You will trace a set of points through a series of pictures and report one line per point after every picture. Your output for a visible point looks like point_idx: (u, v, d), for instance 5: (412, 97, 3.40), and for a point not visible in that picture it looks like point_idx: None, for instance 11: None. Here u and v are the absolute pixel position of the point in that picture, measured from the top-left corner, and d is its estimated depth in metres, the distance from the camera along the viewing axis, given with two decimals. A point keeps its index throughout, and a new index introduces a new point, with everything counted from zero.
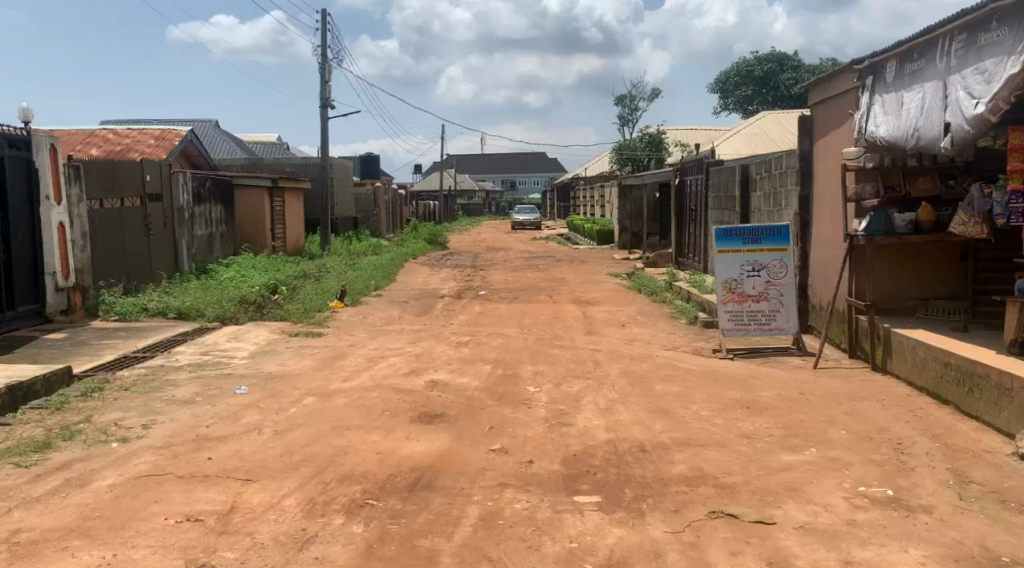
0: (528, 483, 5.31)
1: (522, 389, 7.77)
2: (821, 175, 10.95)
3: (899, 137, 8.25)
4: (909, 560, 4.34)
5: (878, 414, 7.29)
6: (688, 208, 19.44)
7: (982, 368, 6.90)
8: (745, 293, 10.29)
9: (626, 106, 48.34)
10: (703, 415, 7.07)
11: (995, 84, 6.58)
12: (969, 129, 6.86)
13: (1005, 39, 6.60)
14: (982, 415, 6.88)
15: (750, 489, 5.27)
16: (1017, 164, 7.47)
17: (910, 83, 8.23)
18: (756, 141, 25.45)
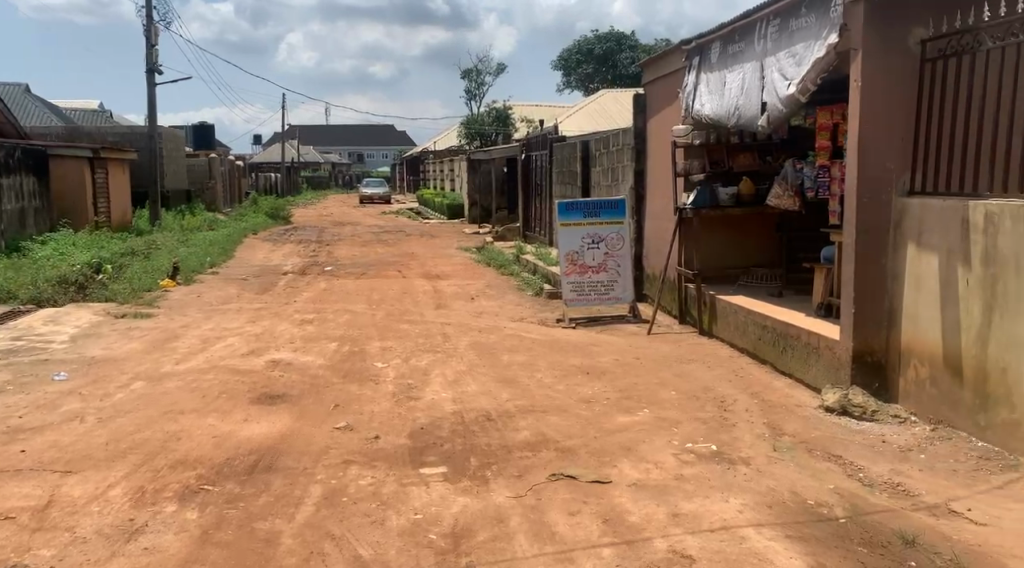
0: (373, 458, 5.33)
1: (368, 365, 7.75)
2: (654, 151, 11.45)
3: (722, 115, 8.77)
4: (729, 508, 4.68)
5: (706, 374, 7.80)
6: (534, 183, 19.81)
7: (793, 330, 7.50)
8: (585, 264, 10.65)
9: (472, 80, 48.51)
10: (546, 383, 7.32)
11: (803, 67, 7.08)
12: (783, 109, 7.37)
13: (812, 24, 7.10)
14: (794, 372, 7.50)
15: (588, 451, 5.52)
16: (825, 142, 8.12)
17: (731, 63, 8.73)
18: (598, 118, 26.18)
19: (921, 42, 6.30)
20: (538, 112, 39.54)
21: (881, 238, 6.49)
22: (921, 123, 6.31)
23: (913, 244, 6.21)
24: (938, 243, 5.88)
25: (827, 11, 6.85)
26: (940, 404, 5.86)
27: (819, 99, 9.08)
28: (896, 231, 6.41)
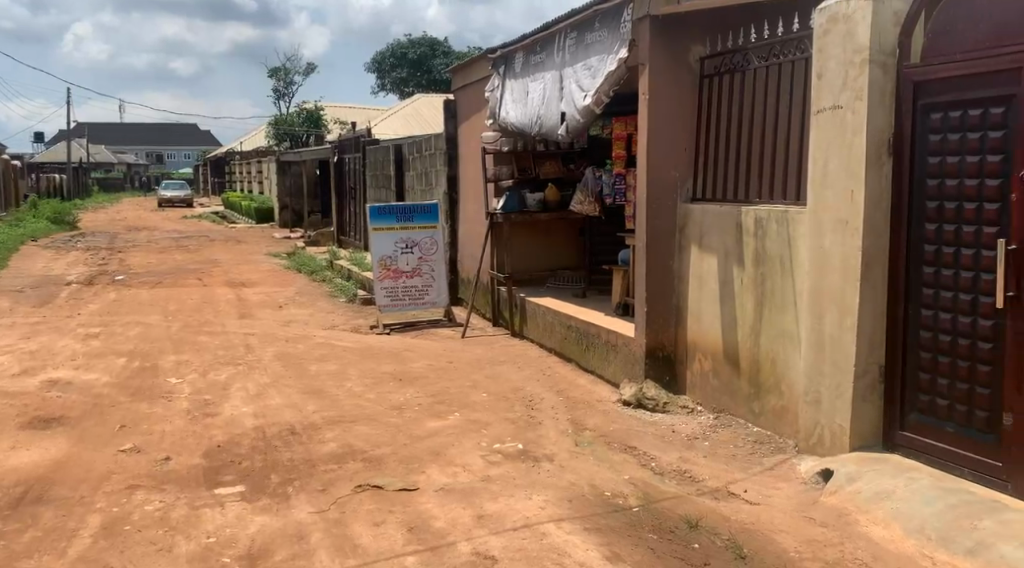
0: (162, 482, 5.03)
1: (161, 381, 7.31)
2: (464, 156, 11.59)
3: (526, 123, 9.01)
4: (532, 505, 4.80)
5: (515, 375, 7.98)
6: (347, 187, 19.46)
7: (595, 329, 7.83)
8: (399, 269, 10.57)
9: (280, 80, 47.00)
10: (355, 391, 7.21)
11: (598, 79, 7.41)
12: (580, 119, 7.68)
13: (605, 38, 7.45)
14: (596, 368, 7.84)
15: (396, 458, 5.49)
16: (621, 151, 8.53)
17: (533, 73, 9.00)
18: (411, 122, 26.08)
19: (699, 59, 6.78)
20: (350, 114, 38.90)
21: (669, 241, 6.90)
22: (702, 134, 6.78)
23: (695, 246, 6.65)
24: (717, 245, 6.34)
25: (618, 26, 7.21)
26: (721, 394, 6.32)
27: (615, 108, 9.48)
28: (681, 235, 6.85)
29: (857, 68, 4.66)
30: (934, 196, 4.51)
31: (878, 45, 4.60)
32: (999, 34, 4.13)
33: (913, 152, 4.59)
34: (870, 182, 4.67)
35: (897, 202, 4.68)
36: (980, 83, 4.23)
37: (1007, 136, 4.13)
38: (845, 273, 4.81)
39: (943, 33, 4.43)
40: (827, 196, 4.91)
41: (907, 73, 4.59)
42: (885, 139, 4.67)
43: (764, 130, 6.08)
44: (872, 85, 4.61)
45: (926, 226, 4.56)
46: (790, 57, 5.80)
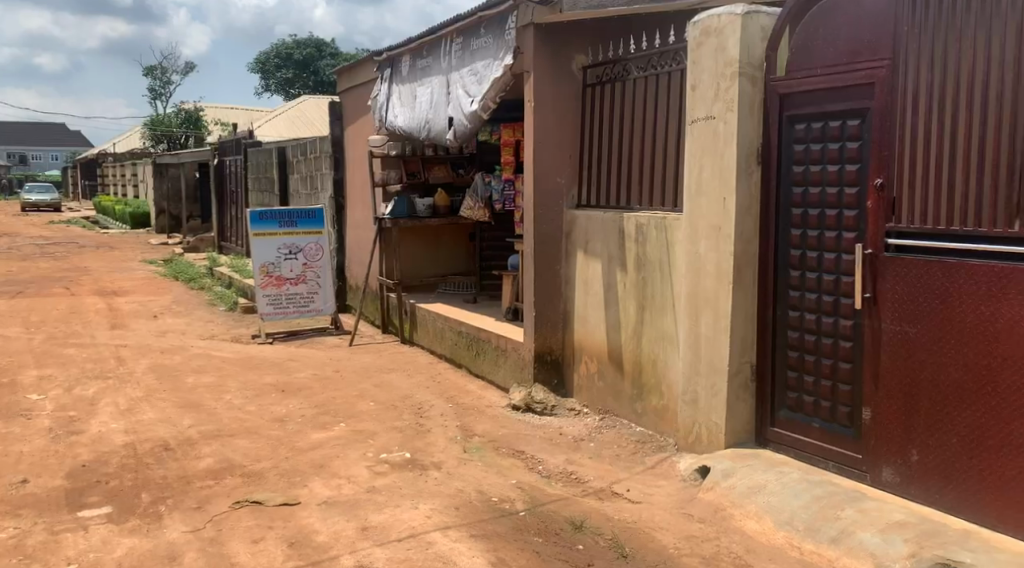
0: (18, 506, 4.73)
1: (21, 398, 6.88)
2: (350, 160, 11.41)
3: (413, 128, 8.95)
4: (418, 514, 4.75)
5: (403, 383, 7.91)
6: (228, 190, 18.84)
7: (485, 334, 7.85)
8: (282, 276, 10.33)
9: (156, 79, 45.09)
10: (235, 404, 6.98)
11: (484, 85, 7.44)
12: (467, 124, 7.69)
13: (490, 45, 7.48)
14: (486, 374, 7.86)
15: (277, 472, 5.35)
16: (509, 157, 8.58)
17: (420, 78, 8.95)
18: (296, 124, 25.49)
19: (582, 68, 6.90)
20: (232, 116, 37.69)
21: (556, 247, 6.99)
22: (586, 142, 6.91)
23: (581, 252, 6.76)
24: (601, 250, 6.47)
25: (502, 33, 7.26)
26: (606, 396, 6.45)
27: (503, 115, 9.59)
28: (568, 241, 6.95)
29: (728, 80, 4.85)
30: (799, 203, 4.70)
31: (746, 59, 4.81)
32: (856, 50, 4.32)
33: (779, 162, 4.79)
34: (741, 190, 4.88)
35: (765, 209, 4.90)
36: (839, 97, 4.42)
37: (863, 147, 4.31)
38: (718, 277, 5.00)
39: (805, 48, 4.61)
40: (702, 203, 5.09)
41: (774, 86, 4.78)
42: (755, 148, 4.89)
43: (644, 138, 6.23)
44: (742, 97, 4.82)
45: (792, 231, 4.76)
46: (667, 68, 5.96)
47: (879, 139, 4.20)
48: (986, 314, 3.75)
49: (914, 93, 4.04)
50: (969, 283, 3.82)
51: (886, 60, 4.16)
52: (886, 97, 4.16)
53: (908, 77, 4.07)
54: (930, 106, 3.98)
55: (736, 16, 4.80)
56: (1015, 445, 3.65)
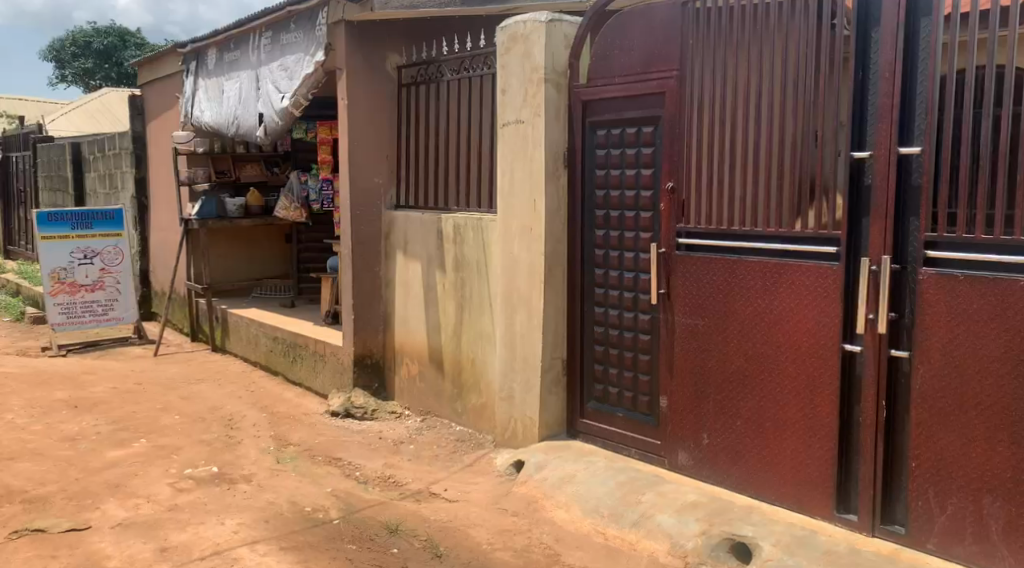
0: None
1: None
2: (153, 158, 10.77)
3: (221, 124, 8.57)
4: (224, 530, 4.57)
5: (213, 393, 7.56)
6: (15, 189, 17.25)
7: (301, 340, 7.65)
8: (76, 283, 9.56)
9: None
10: (19, 424, 6.42)
11: (295, 81, 7.25)
12: (279, 122, 7.47)
13: (301, 40, 7.30)
14: (304, 380, 7.66)
15: (65, 496, 4.97)
16: (326, 156, 8.40)
17: (228, 71, 8.60)
18: (96, 118, 23.71)
19: (396, 68, 6.84)
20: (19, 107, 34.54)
21: (373, 248, 6.92)
22: (401, 141, 6.87)
23: (400, 253, 6.74)
24: (418, 251, 6.48)
25: (313, 29, 7.09)
26: (427, 397, 6.47)
27: (317, 112, 9.34)
28: (386, 242, 6.90)
29: (535, 86, 5.00)
30: (603, 205, 4.91)
31: (551, 66, 4.97)
32: (648, 60, 4.55)
33: (584, 166, 4.99)
34: (550, 192, 5.04)
35: (572, 211, 5.08)
36: (636, 106, 4.66)
37: (656, 153, 4.58)
38: (531, 276, 5.14)
39: (604, 57, 4.80)
40: (514, 204, 5.22)
41: (577, 93, 4.97)
42: (561, 152, 5.06)
43: (457, 141, 6.27)
44: (549, 102, 4.98)
45: (597, 232, 4.96)
46: (478, 72, 6.01)
47: (670, 146, 4.45)
48: (762, 306, 4.06)
49: (700, 102, 4.30)
50: (748, 278, 4.12)
51: (674, 71, 4.41)
52: (675, 106, 4.42)
53: (693, 88, 4.33)
54: (712, 115, 4.24)
55: (540, 24, 4.94)
56: (789, 425, 3.98)
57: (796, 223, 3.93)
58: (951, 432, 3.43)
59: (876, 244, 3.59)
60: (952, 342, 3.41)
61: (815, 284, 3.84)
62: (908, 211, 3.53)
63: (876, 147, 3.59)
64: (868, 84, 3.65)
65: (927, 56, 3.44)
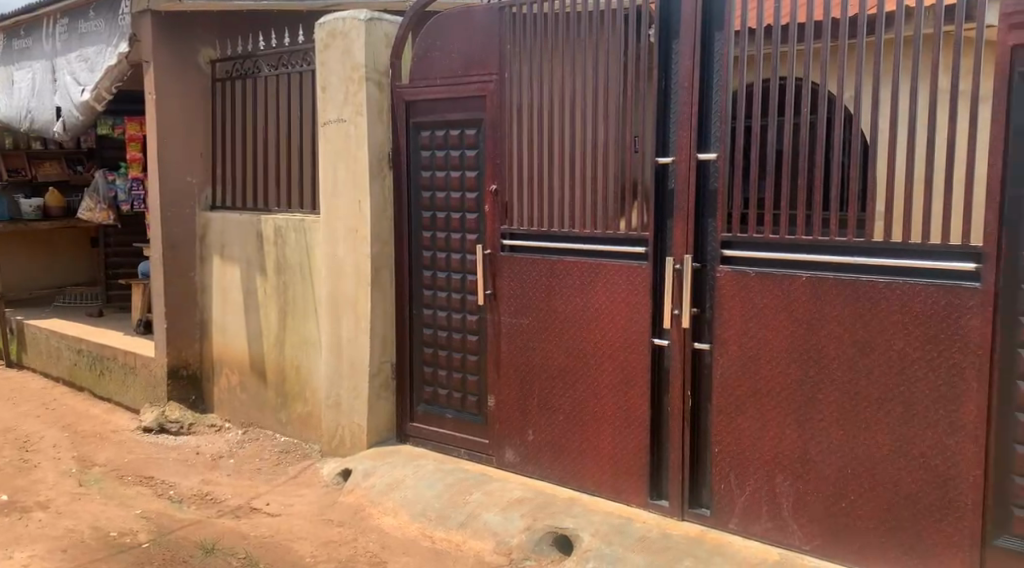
0: None
1: None
2: None
3: (11, 118, 7.87)
4: (14, 564, 4.19)
5: (7, 413, 6.93)
6: None
7: (109, 351, 7.15)
8: None
9: None
10: None
11: (96, 73, 6.78)
12: (78, 116, 6.95)
13: (101, 29, 6.82)
14: (113, 396, 7.16)
15: None
16: (136, 153, 7.91)
17: (18, 61, 7.91)
18: None
19: (210, 62, 6.50)
20: None
21: (188, 252, 6.57)
22: (217, 140, 6.54)
23: (218, 256, 6.43)
24: (237, 254, 6.21)
25: (114, 18, 6.64)
26: (249, 408, 6.22)
27: (124, 107, 8.76)
28: (202, 245, 6.58)
29: (355, 85, 4.92)
30: (428, 206, 4.90)
31: (371, 65, 4.90)
32: (469, 63, 4.57)
33: (408, 167, 4.96)
34: (374, 194, 4.97)
35: (397, 212, 5.03)
36: (458, 107, 4.67)
37: (479, 155, 4.61)
38: (356, 280, 5.05)
39: (425, 58, 4.78)
40: (337, 205, 5.11)
41: (399, 93, 4.93)
42: (385, 153, 5.01)
43: (275, 140, 6.04)
44: (370, 102, 4.91)
45: (423, 233, 4.95)
46: (297, 68, 5.81)
47: (493, 148, 4.50)
48: (578, 305, 4.19)
49: (519, 106, 4.37)
50: (566, 276, 4.24)
51: (493, 75, 4.46)
52: (496, 109, 4.47)
53: (513, 91, 4.39)
54: (532, 119, 4.32)
55: (360, 22, 4.86)
56: (606, 418, 4.13)
57: (609, 225, 4.08)
58: (749, 418, 3.67)
59: (680, 244, 3.79)
60: (747, 334, 3.65)
61: (626, 282, 4.01)
62: (707, 212, 3.75)
63: (678, 153, 3.79)
64: (670, 92, 3.84)
65: (722, 67, 3.67)
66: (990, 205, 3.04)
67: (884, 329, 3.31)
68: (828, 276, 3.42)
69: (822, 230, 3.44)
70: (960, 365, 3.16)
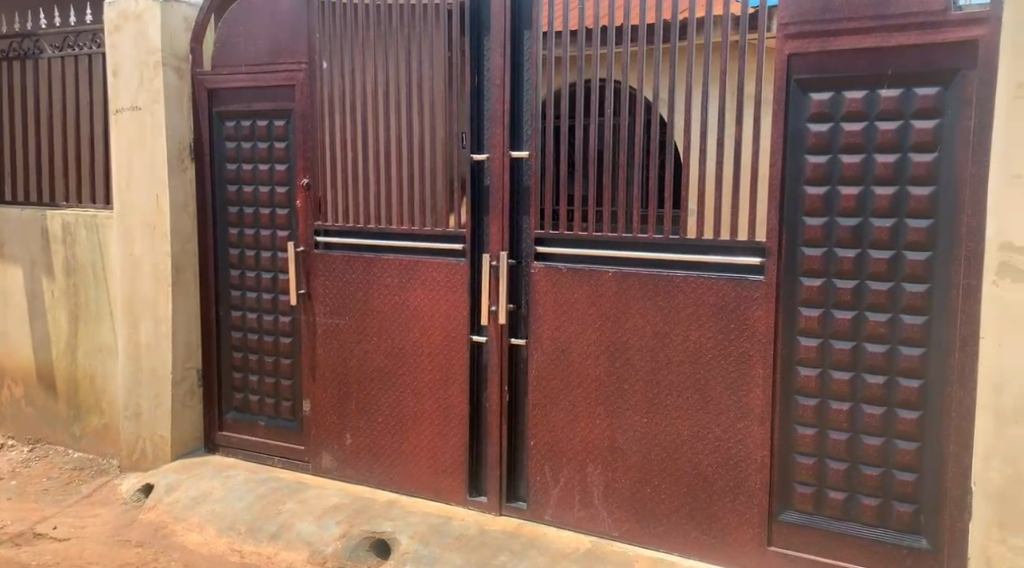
0: None
1: None
2: None
3: None
4: None
5: None
6: None
7: None
8: None
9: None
10: None
11: None
12: None
13: None
14: None
15: None
16: None
17: None
18: None
19: None
20: None
21: None
22: None
23: None
24: (18, 254, 5.62)
25: None
26: (36, 423, 5.68)
27: None
28: None
29: (151, 69, 4.57)
30: (235, 201, 4.64)
31: (168, 50, 4.57)
32: (276, 50, 4.36)
33: (212, 160, 4.68)
34: (175, 188, 4.64)
35: (201, 207, 4.73)
36: (264, 97, 4.45)
37: (289, 147, 4.42)
38: (156, 279, 4.70)
39: (228, 44, 4.52)
40: (133, 200, 4.74)
41: (201, 80, 4.64)
42: (186, 144, 4.69)
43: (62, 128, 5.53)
44: (168, 89, 4.58)
45: (230, 230, 4.69)
46: (84, 50, 5.35)
47: (303, 141, 4.32)
48: (397, 304, 4.10)
49: (330, 98, 4.21)
50: (382, 274, 4.14)
51: (303, 64, 4.28)
52: (306, 100, 4.29)
53: (323, 83, 4.22)
54: (343, 111, 4.18)
55: (154, 2, 4.53)
56: (423, 417, 4.08)
57: (424, 222, 4.01)
58: (561, 409, 3.73)
59: (496, 240, 3.79)
60: (558, 329, 3.70)
61: (444, 280, 3.96)
62: (522, 209, 3.78)
63: (492, 150, 3.77)
64: (483, 89, 3.82)
65: (531, 68, 3.69)
66: (773, 203, 3.24)
67: (683, 320, 3.45)
68: (633, 271, 3.53)
69: (628, 228, 3.55)
70: (749, 353, 3.34)
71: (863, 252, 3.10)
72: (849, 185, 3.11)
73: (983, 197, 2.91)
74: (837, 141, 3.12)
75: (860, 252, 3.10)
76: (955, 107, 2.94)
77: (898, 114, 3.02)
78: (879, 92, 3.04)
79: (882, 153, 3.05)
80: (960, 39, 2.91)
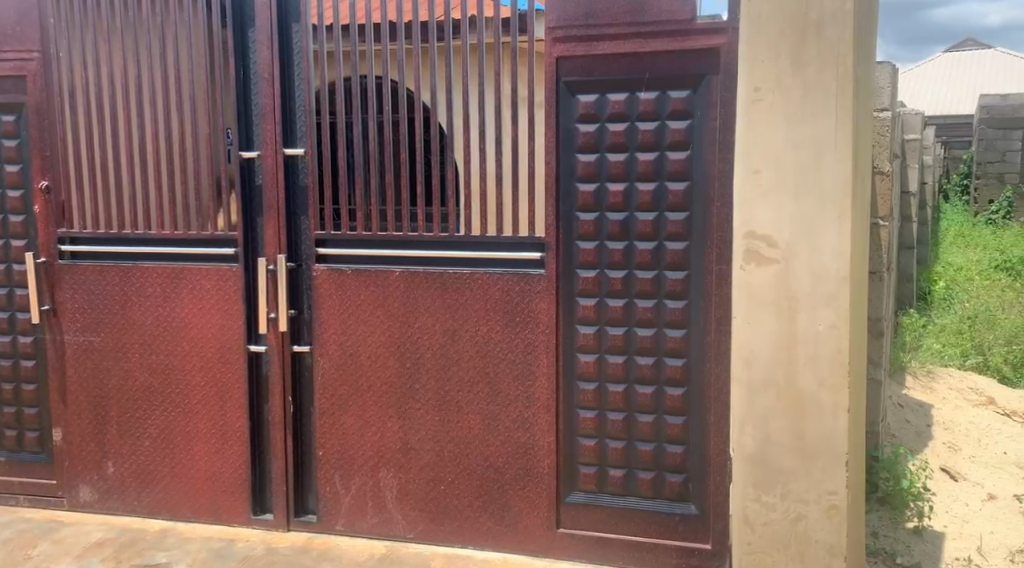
0: None
1: None
2: None
3: None
4: None
5: None
6: None
7: None
8: None
9: None
10: None
11: None
12: None
13: None
14: None
15: None
16: None
17: None
18: None
19: None
20: None
21: None
22: None
23: None
24: None
25: None
26: None
27: None
28: None
29: None
30: None
31: None
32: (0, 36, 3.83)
33: None
34: None
35: None
36: None
37: (22, 145, 3.89)
38: None
39: None
40: None
41: None
42: None
43: None
44: None
45: None
46: None
47: (39, 139, 3.84)
48: (162, 315, 3.79)
49: (72, 90, 3.79)
50: (143, 285, 3.80)
51: (34, 53, 3.80)
52: (41, 93, 3.82)
53: (61, 73, 3.78)
54: (88, 106, 3.77)
55: None
56: (197, 436, 3.80)
57: (188, 226, 3.74)
58: (350, 416, 3.64)
59: (271, 243, 3.61)
60: (343, 334, 3.61)
61: (215, 287, 3.71)
62: (299, 210, 3.63)
63: (263, 147, 3.59)
64: (250, 84, 3.62)
65: (302, 63, 3.56)
66: (548, 199, 3.36)
67: (470, 317, 3.49)
68: (418, 270, 3.52)
69: (410, 226, 3.54)
70: (533, 344, 3.44)
71: (630, 244, 3.30)
72: (615, 182, 3.30)
73: (729, 189, 3.20)
74: (603, 141, 3.30)
75: (627, 243, 3.31)
76: (702, 108, 3.21)
77: (655, 115, 3.25)
78: (638, 95, 3.26)
79: (643, 152, 3.27)
80: (704, 46, 3.18)
